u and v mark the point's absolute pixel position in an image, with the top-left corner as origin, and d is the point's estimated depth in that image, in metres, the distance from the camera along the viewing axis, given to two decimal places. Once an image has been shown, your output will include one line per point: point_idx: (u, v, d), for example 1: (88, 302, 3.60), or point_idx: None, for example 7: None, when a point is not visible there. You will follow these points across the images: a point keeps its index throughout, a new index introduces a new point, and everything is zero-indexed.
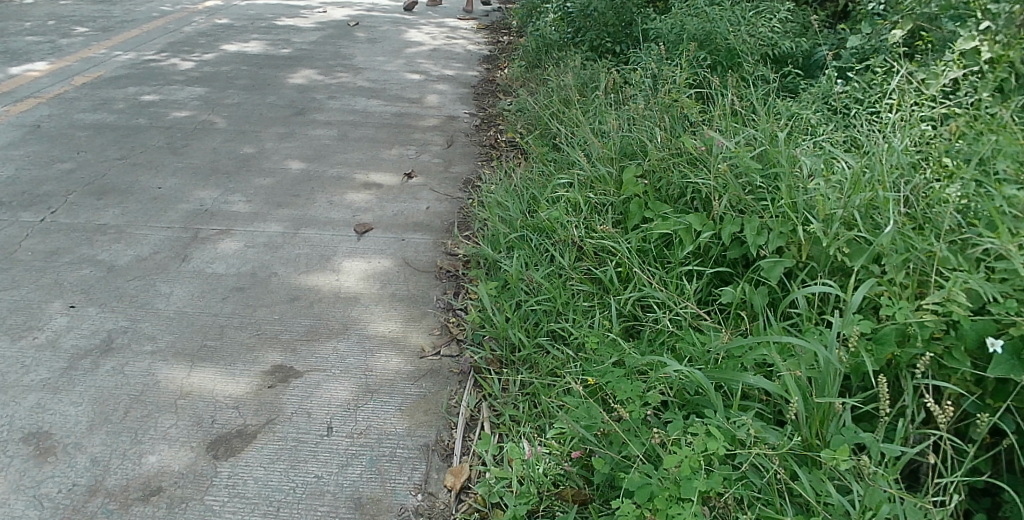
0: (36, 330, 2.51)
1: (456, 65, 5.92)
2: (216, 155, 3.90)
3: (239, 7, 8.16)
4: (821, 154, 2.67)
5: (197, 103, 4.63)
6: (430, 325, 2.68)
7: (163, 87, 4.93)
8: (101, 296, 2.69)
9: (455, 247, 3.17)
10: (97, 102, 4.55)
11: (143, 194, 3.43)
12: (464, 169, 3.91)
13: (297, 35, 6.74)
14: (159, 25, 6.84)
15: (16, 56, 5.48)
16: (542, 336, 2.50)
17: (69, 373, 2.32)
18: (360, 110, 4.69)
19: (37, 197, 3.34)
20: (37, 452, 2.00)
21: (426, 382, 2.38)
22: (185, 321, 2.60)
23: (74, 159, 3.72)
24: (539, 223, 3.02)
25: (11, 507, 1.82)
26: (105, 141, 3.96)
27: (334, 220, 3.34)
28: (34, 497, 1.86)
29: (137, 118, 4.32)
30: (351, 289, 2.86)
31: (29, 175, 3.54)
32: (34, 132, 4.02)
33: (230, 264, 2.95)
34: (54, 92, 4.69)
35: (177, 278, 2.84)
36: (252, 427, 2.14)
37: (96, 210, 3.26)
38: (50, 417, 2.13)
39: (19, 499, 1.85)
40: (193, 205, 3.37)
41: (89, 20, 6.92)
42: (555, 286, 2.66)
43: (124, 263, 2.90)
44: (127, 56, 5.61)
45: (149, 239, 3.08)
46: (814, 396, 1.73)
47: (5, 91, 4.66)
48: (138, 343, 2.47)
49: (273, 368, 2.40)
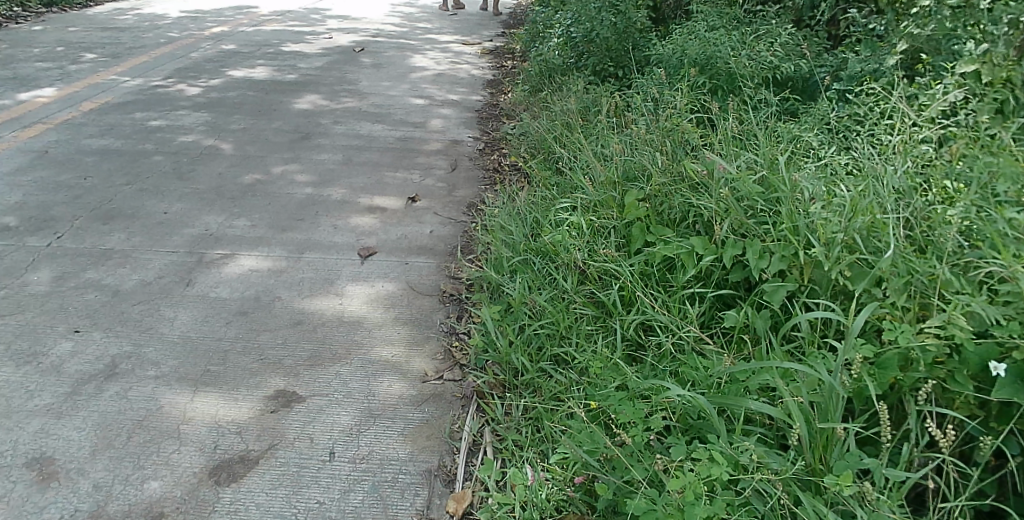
0: (40, 355, 2.51)
1: (460, 90, 5.98)
2: (222, 179, 3.93)
3: (245, 33, 8.28)
4: (821, 177, 2.68)
5: (203, 129, 4.68)
6: (433, 349, 2.68)
7: (170, 112, 4.99)
8: (106, 320, 2.71)
9: (458, 271, 3.18)
10: (105, 127, 4.61)
11: (149, 218, 3.46)
12: (468, 192, 3.94)
13: (303, 60, 6.82)
14: (167, 51, 6.94)
15: (25, 82, 5.56)
16: (546, 360, 2.49)
17: (73, 398, 2.32)
18: (365, 135, 4.74)
19: (45, 221, 3.37)
20: (40, 477, 2.00)
21: (429, 407, 2.38)
22: (189, 345, 2.61)
23: (81, 184, 3.76)
24: (541, 246, 3.03)
25: None
26: (112, 166, 4.00)
27: (338, 244, 3.36)
28: None
29: (144, 143, 4.37)
30: (354, 313, 2.87)
31: (36, 199, 3.57)
32: (42, 158, 4.07)
33: (234, 288, 2.97)
34: (63, 117, 4.75)
35: (181, 302, 2.85)
36: (255, 452, 2.14)
37: (102, 235, 3.29)
38: (54, 442, 2.14)
39: None
40: (198, 229, 3.40)
41: (98, 47, 7.03)
42: (558, 309, 2.65)
43: (129, 287, 2.92)
44: (135, 82, 5.69)
45: (155, 263, 3.10)
46: (817, 421, 1.72)
47: (15, 117, 4.72)
48: (141, 369, 2.47)
49: (276, 393, 2.40)
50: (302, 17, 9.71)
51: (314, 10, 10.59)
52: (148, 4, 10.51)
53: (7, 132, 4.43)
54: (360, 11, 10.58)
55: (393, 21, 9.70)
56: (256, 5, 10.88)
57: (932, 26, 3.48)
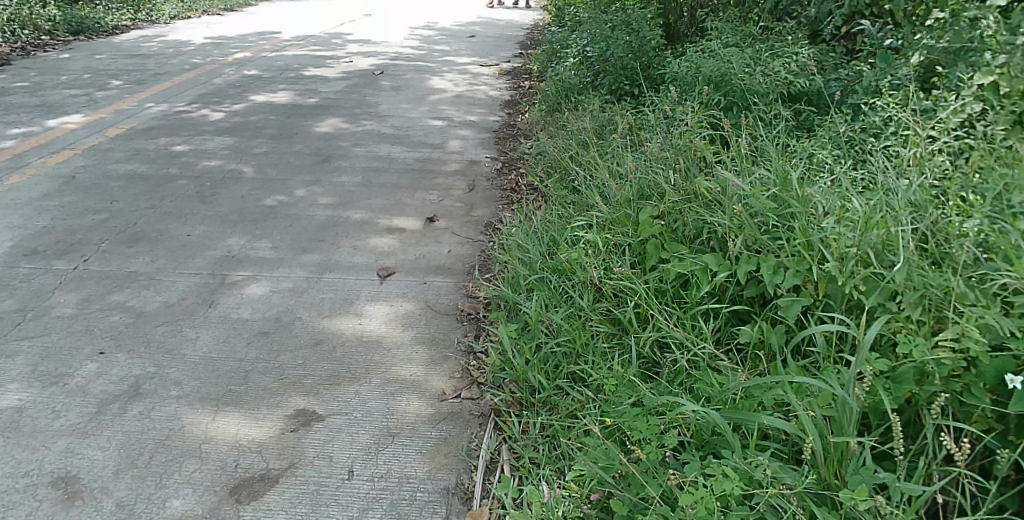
0: (67, 376, 2.57)
1: (478, 111, 6.04)
2: (245, 202, 4.00)
3: (267, 58, 8.45)
4: (835, 192, 2.68)
5: (226, 153, 4.77)
6: (450, 369, 2.70)
7: (194, 137, 5.10)
8: (130, 342, 2.77)
9: (475, 290, 3.21)
10: (130, 152, 4.72)
11: (173, 241, 3.53)
12: (485, 212, 3.97)
13: (323, 84, 6.94)
14: (191, 77, 7.11)
15: (53, 109, 5.71)
16: (562, 378, 2.51)
17: (98, 418, 2.37)
18: (384, 157, 4.80)
19: (72, 245, 3.46)
20: (65, 496, 2.05)
21: (446, 425, 2.40)
22: (211, 365, 2.66)
23: (107, 209, 3.85)
24: (557, 264, 3.05)
25: None
26: (137, 191, 4.09)
27: (358, 264, 3.41)
28: None
29: (168, 168, 4.47)
30: (373, 332, 2.90)
31: (64, 223, 3.67)
32: (69, 184, 4.17)
33: (256, 308, 3.02)
34: (89, 143, 4.88)
35: (203, 323, 2.90)
36: (275, 471, 2.17)
37: (128, 258, 3.36)
38: (79, 461, 2.19)
39: None
40: (221, 252, 3.46)
41: (124, 74, 7.21)
42: (574, 327, 2.66)
43: (153, 309, 2.98)
44: (160, 108, 5.82)
45: (177, 285, 3.16)
46: (831, 435, 1.73)
47: (43, 143, 4.85)
48: (164, 389, 2.52)
49: (296, 412, 2.43)
50: (324, 42, 9.88)
51: (336, 35, 10.78)
52: (175, 31, 10.77)
53: (36, 159, 4.56)
54: (380, 35, 10.75)
55: (411, 44, 9.83)
56: (280, 31, 11.11)
57: (948, 38, 3.48)
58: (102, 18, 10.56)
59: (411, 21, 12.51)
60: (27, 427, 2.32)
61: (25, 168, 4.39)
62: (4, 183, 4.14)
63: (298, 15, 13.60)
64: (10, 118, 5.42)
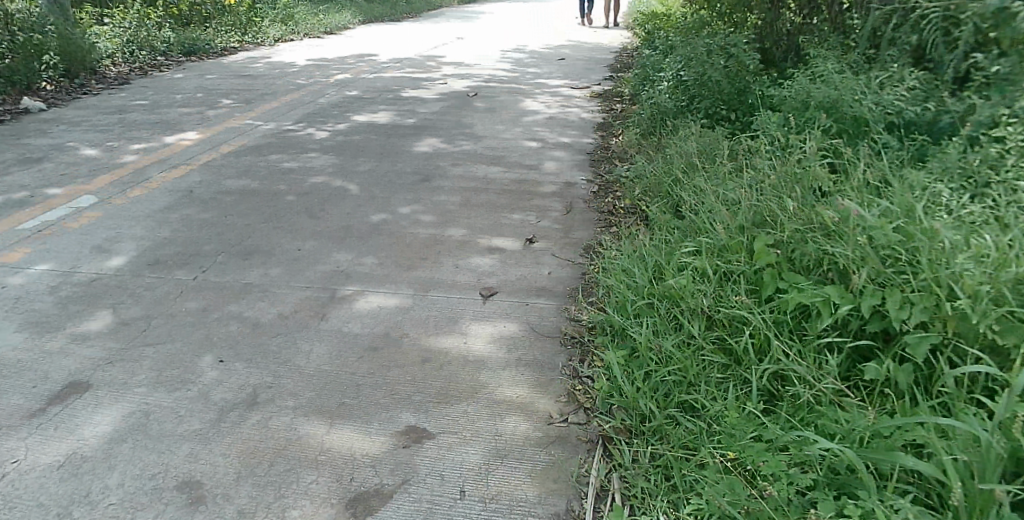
0: (190, 382, 2.68)
1: (571, 133, 6.06)
2: (350, 219, 4.11)
3: (366, 79, 8.75)
4: (964, 227, 2.56)
5: (330, 171, 4.93)
6: (556, 392, 2.68)
7: (300, 154, 5.30)
8: (247, 351, 2.86)
9: (578, 313, 3.20)
10: (242, 168, 4.94)
11: (284, 255, 3.66)
12: (583, 235, 3.96)
13: (421, 105, 7.12)
14: (296, 97, 7.42)
15: (171, 126, 6.06)
16: (673, 407, 2.44)
17: (219, 424, 2.46)
18: (482, 177, 4.86)
19: (191, 256, 3.62)
20: (189, 501, 2.12)
21: (554, 449, 2.38)
22: (324, 378, 2.72)
23: (222, 222, 4.02)
24: (665, 290, 3.00)
25: None
26: (250, 205, 4.27)
27: (460, 283, 3.45)
28: None
29: (278, 184, 4.65)
30: (479, 352, 2.92)
31: (184, 235, 3.85)
32: (187, 197, 4.39)
33: (365, 323, 3.08)
34: (204, 159, 5.12)
35: (315, 336, 2.98)
36: (389, 487, 2.19)
37: (243, 270, 3.50)
38: (202, 467, 2.26)
39: None
40: (330, 266, 3.56)
41: (233, 93, 7.60)
42: (685, 355, 2.60)
43: (267, 320, 3.08)
44: (268, 126, 6.09)
45: (290, 298, 3.26)
46: (974, 482, 1.61)
47: (162, 158, 5.12)
48: (281, 399, 2.59)
49: (407, 428, 2.46)
50: (418, 64, 10.16)
51: (428, 57, 11.07)
52: (278, 53, 11.31)
53: (156, 173, 4.82)
54: (472, 57, 10.99)
55: (503, 66, 9.99)
56: (375, 53, 11.52)
57: None
58: (212, 40, 11.20)
59: (500, 44, 12.75)
60: (154, 430, 2.43)
61: (146, 181, 4.64)
62: (127, 196, 4.38)
63: (391, 38, 14.05)
64: (134, 134, 5.77)
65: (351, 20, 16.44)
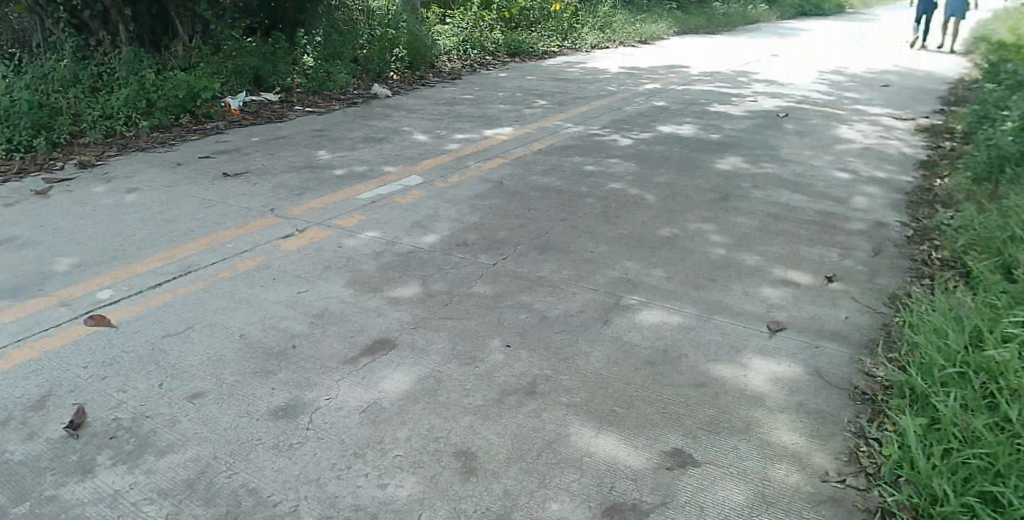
0: (479, 360, 2.88)
1: (888, 167, 5.51)
2: (645, 228, 4.14)
3: (675, 90, 8.83)
4: None
5: (631, 179, 5.00)
6: (836, 450, 2.42)
7: (603, 158, 5.49)
8: (532, 341, 3.01)
9: (873, 368, 2.85)
10: (548, 166, 5.25)
11: (579, 254, 3.80)
12: (891, 282, 3.55)
13: (728, 121, 6.98)
14: (607, 102, 7.73)
15: (490, 120, 6.65)
16: (972, 495, 2.04)
17: (499, 405, 2.60)
18: (783, 203, 4.61)
19: (494, 242, 3.91)
20: (463, 469, 2.28)
21: (827, 509, 2.14)
22: (599, 382, 2.75)
23: (525, 215, 4.28)
24: (981, 362, 2.59)
25: (438, 511, 2.09)
26: (552, 202, 4.51)
27: (747, 312, 3.28)
28: (454, 510, 2.10)
29: (580, 184, 4.85)
30: (757, 388, 2.75)
31: (491, 221, 4.19)
32: (497, 187, 4.76)
33: (646, 336, 3.07)
34: (517, 154, 5.53)
35: (596, 339, 3.04)
36: (646, 504, 2.14)
37: (538, 262, 3.70)
38: (479, 441, 2.41)
39: (444, 508, 2.11)
40: (619, 272, 3.62)
41: (547, 94, 8.13)
42: (1000, 441, 2.20)
43: (555, 314, 3.21)
44: (576, 128, 6.41)
45: (578, 297, 3.37)
46: None
47: (481, 150, 5.63)
48: (557, 394, 2.67)
49: (670, 451, 2.39)
50: (728, 79, 10.03)
51: (741, 73, 10.77)
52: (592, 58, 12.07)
53: (474, 163, 5.28)
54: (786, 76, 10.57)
55: (820, 89, 9.42)
56: (687, 64, 11.64)
57: None
58: (536, 44, 12.42)
59: (815, 65, 12.04)
60: (443, 397, 2.65)
61: (466, 169, 5.14)
62: (448, 180, 4.89)
63: (701, 51, 14.14)
64: (459, 126, 6.42)
65: (666, 29, 16.69)
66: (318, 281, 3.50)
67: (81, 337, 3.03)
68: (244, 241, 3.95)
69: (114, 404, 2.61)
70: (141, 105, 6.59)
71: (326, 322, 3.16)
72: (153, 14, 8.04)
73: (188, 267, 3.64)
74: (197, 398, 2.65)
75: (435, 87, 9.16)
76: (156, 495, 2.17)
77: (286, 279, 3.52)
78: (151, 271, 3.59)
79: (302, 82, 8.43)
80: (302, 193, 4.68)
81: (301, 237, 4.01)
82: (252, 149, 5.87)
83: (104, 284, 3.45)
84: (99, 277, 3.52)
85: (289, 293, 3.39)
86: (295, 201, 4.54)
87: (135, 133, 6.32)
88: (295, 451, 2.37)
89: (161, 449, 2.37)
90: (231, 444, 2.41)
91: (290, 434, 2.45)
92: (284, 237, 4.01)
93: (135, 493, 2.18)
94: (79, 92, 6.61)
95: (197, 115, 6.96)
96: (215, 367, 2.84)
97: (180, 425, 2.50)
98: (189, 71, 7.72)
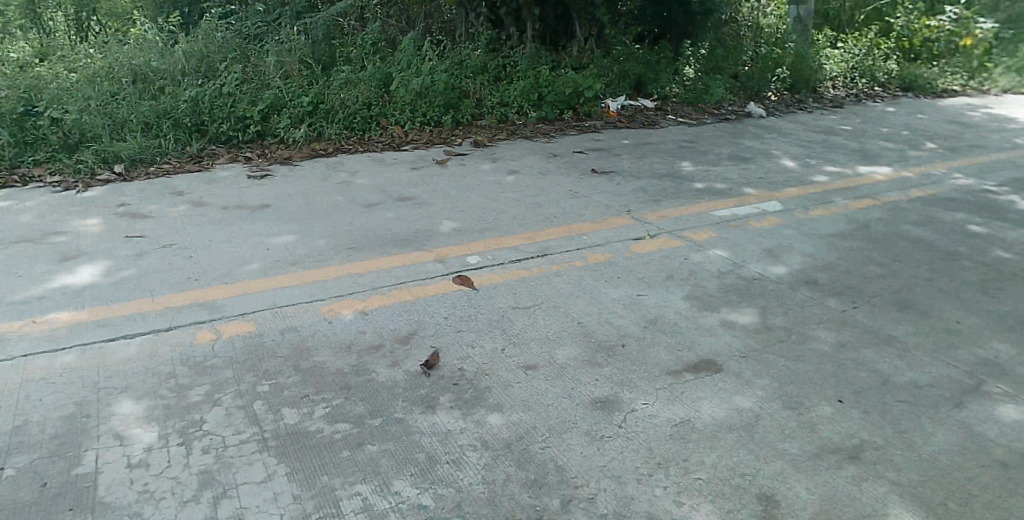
0: (805, 408, 3.11)
1: None
2: None
3: None
4: None
5: (1023, 248, 4.82)
6: None
7: (997, 222, 5.29)
8: (868, 405, 3.12)
9: None
10: (928, 219, 5.31)
11: (942, 321, 3.83)
12: None
13: None
14: (1010, 157, 7.33)
15: (869, 159, 6.96)
16: None
17: (817, 460, 2.76)
18: None
19: (847, 288, 4.19)
20: (763, 514, 2.49)
21: None
22: (937, 472, 2.68)
23: (885, 264, 4.49)
24: None
25: None
26: (923, 260, 4.58)
27: None
28: None
29: (961, 245, 4.83)
30: None
31: (850, 266, 4.46)
32: (862, 230, 5.04)
33: (1007, 434, 2.91)
34: (890, 197, 5.76)
35: (945, 421, 3.00)
36: None
37: (892, 321, 3.83)
38: (786, 491, 2.60)
39: None
40: (986, 352, 3.54)
41: (940, 137, 8.09)
42: None
43: (899, 382, 3.29)
44: (966, 181, 6.32)
45: (932, 369, 3.39)
46: None
47: (851, 187, 6.00)
48: (886, 469, 2.70)
49: None
50: None
51: None
52: (1002, 104, 11.05)
53: (841, 201, 5.65)
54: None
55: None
56: None
57: None
58: (936, 81, 11.97)
59: None
60: (759, 434, 2.94)
61: (832, 204, 5.55)
62: (811, 212, 5.36)
63: None
64: (832, 158, 6.96)
65: None
66: (654, 291, 4.12)
67: (449, 292, 3.98)
68: (599, 238, 4.74)
69: (462, 356, 3.51)
70: (534, 98, 8.07)
71: (660, 328, 3.80)
72: (558, 16, 9.73)
73: (550, 251, 4.54)
74: (530, 369, 3.45)
75: (814, 112, 9.43)
76: (478, 445, 2.97)
77: (626, 278, 4.25)
78: (516, 249, 4.53)
79: (679, 91, 9.49)
80: (660, 201, 5.44)
81: (645, 244, 4.65)
82: (625, 152, 6.90)
83: (474, 253, 4.55)
84: (470, 246, 4.61)
85: (632, 292, 4.09)
86: (654, 207, 5.29)
87: (525, 121, 7.88)
88: (604, 441, 2.94)
89: (491, 406, 3.21)
90: (552, 420, 3.11)
91: (604, 426, 3.05)
92: (634, 238, 4.76)
93: (462, 438, 3.01)
94: (485, 80, 8.31)
95: (579, 112, 8.25)
96: (550, 345, 3.62)
97: (511, 389, 3.33)
98: (578, 70, 9.24)
